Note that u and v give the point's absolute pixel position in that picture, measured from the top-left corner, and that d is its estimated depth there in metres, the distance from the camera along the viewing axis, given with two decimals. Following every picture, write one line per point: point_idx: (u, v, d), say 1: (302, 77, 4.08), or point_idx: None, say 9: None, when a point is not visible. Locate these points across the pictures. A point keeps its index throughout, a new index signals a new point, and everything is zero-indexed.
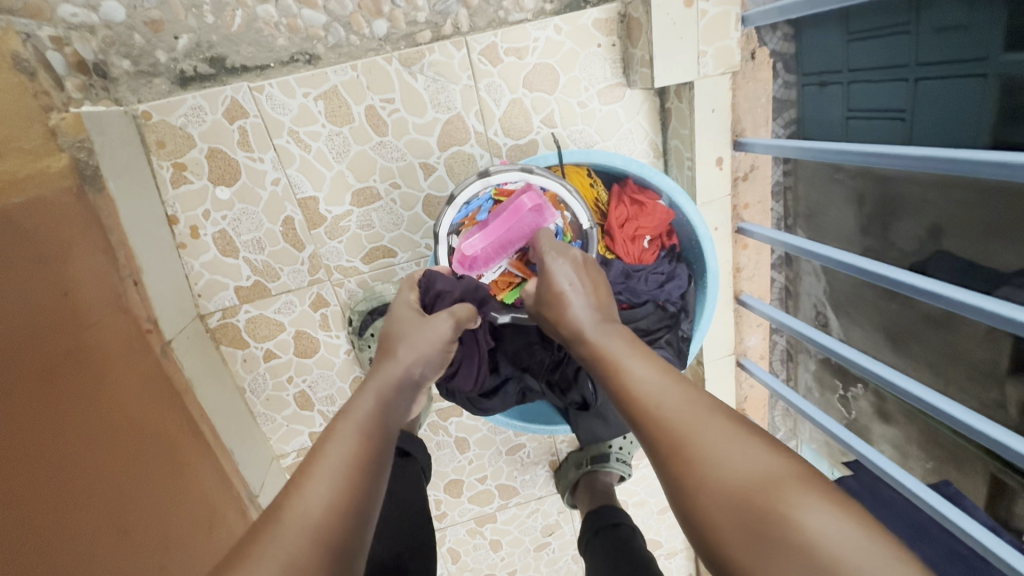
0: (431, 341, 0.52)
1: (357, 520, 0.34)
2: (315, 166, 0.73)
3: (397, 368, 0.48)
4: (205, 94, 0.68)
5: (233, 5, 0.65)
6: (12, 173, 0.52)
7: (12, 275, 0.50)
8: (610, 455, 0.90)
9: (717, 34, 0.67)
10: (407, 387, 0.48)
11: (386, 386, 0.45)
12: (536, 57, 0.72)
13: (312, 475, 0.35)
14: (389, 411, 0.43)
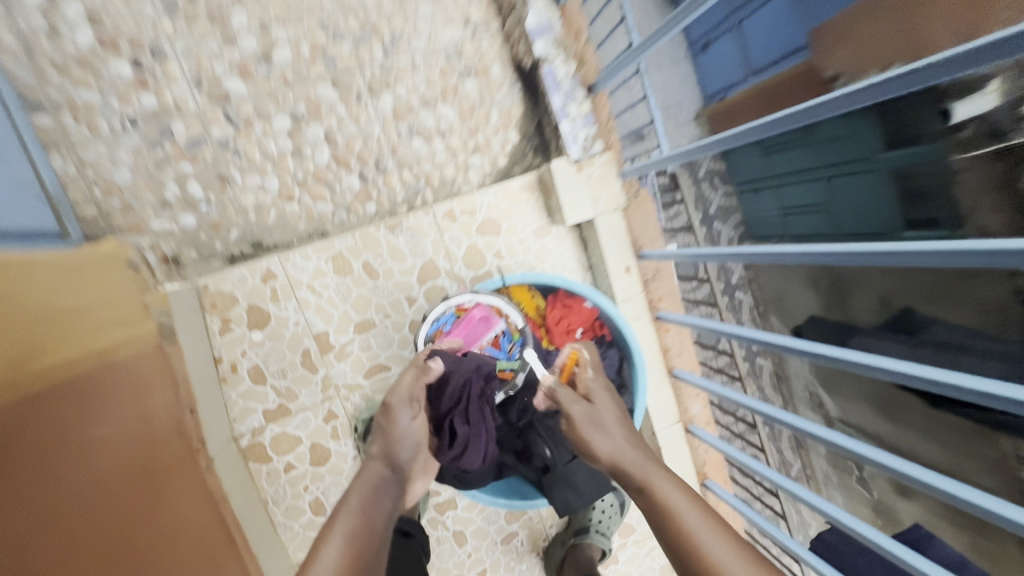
0: (403, 438, 0.75)
1: None
2: (326, 308, 0.97)
3: (377, 470, 0.71)
4: (248, 267, 0.93)
5: (269, 206, 0.94)
6: (121, 335, 0.76)
7: (112, 408, 0.69)
8: (590, 527, 1.04)
9: (604, 186, 0.97)
10: (384, 485, 0.70)
11: (366, 489, 0.67)
12: (483, 213, 1.01)
13: (311, 570, 0.55)
14: (370, 506, 0.65)
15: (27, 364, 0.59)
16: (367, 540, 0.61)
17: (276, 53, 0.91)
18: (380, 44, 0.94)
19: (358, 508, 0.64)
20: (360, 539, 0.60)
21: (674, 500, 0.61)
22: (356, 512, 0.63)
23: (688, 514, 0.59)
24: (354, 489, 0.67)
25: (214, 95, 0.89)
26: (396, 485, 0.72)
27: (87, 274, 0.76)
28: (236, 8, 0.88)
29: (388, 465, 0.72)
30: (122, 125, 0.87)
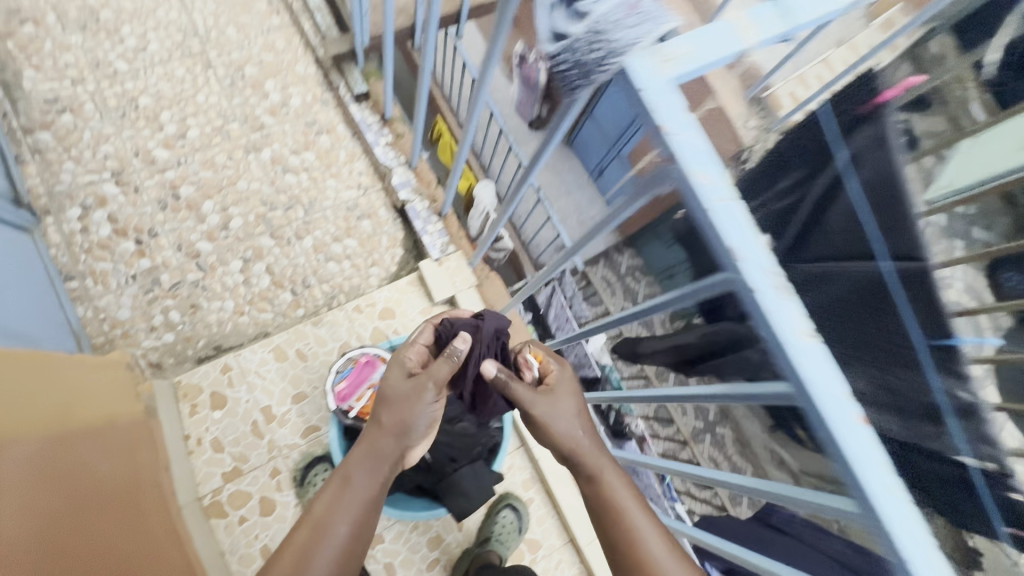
0: (408, 407, 0.87)
1: (334, 519, 0.77)
2: (269, 387, 1.32)
3: (383, 435, 0.86)
4: (211, 363, 1.30)
5: (227, 319, 1.35)
6: (130, 406, 1.12)
7: (118, 449, 1.02)
8: (491, 536, 1.34)
9: (460, 273, 1.43)
10: (386, 452, 0.85)
11: (369, 456, 0.84)
12: (381, 303, 1.43)
13: (311, 511, 0.78)
14: (368, 468, 0.83)
15: (69, 413, 0.95)
16: (362, 501, 0.80)
17: (232, 222, 1.40)
18: (301, 208, 1.45)
19: (349, 473, 0.82)
20: (355, 505, 0.79)
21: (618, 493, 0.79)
22: (353, 481, 0.82)
23: (628, 501, 0.78)
24: (355, 456, 0.84)
25: (190, 253, 1.36)
26: (397, 446, 0.87)
27: (114, 366, 1.15)
28: (206, 200, 1.40)
29: (379, 433, 0.86)
30: (126, 280, 1.31)
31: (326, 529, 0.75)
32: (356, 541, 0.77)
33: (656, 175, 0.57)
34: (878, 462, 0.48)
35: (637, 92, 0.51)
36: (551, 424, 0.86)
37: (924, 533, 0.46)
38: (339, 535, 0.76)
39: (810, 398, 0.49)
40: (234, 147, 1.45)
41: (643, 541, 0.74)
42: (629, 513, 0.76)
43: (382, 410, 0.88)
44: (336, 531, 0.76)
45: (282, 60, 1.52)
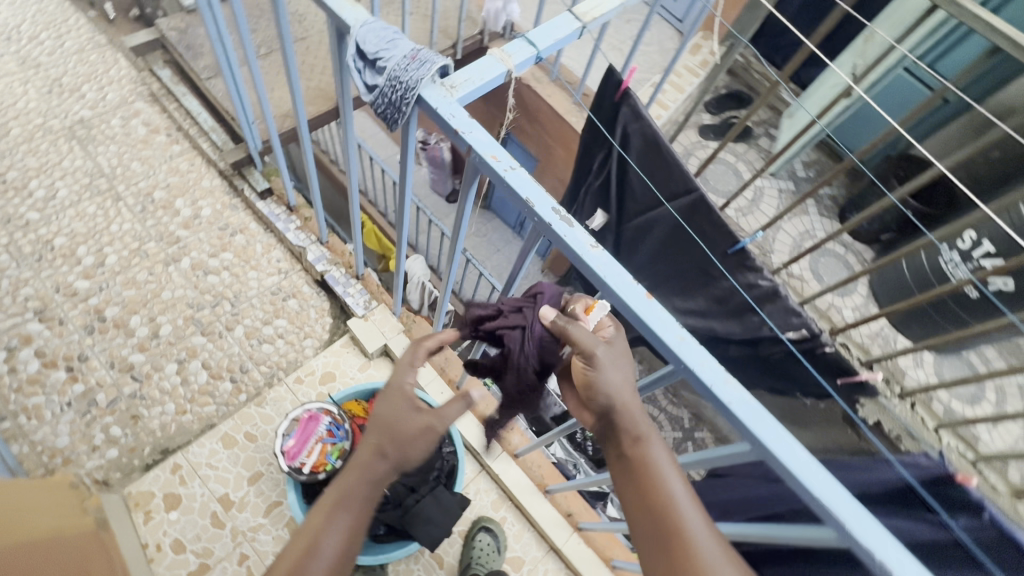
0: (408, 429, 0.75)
1: (321, 544, 0.70)
2: (223, 475, 1.36)
3: (381, 448, 0.74)
4: (161, 467, 1.34)
5: (170, 420, 1.39)
6: (78, 520, 1.11)
7: (70, 559, 0.99)
8: (472, 561, 1.35)
9: (388, 324, 1.57)
10: (383, 470, 0.74)
11: (360, 475, 0.74)
12: (320, 370, 1.53)
13: (298, 538, 0.71)
14: (363, 492, 0.74)
15: (17, 523, 0.94)
16: (352, 528, 0.73)
17: (162, 330, 1.48)
18: (228, 302, 1.56)
19: (349, 496, 0.73)
20: (345, 534, 0.72)
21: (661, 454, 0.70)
22: (352, 509, 0.73)
23: (670, 465, 0.69)
24: (355, 475, 0.74)
25: (123, 368, 1.41)
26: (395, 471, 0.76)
27: (53, 487, 1.14)
28: (133, 316, 1.47)
29: (377, 455, 0.74)
30: (61, 408, 1.34)
31: (319, 548, 0.70)
32: (341, 563, 0.71)
33: (468, 172, 0.76)
34: (667, 320, 0.64)
35: (435, 111, 0.70)
36: (611, 373, 0.70)
37: (711, 359, 0.63)
38: (328, 558, 0.70)
39: (612, 291, 0.65)
40: (154, 263, 1.55)
41: (680, 509, 0.65)
42: (668, 476, 0.68)
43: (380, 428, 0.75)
44: (326, 552, 0.70)
45: (188, 179, 1.68)
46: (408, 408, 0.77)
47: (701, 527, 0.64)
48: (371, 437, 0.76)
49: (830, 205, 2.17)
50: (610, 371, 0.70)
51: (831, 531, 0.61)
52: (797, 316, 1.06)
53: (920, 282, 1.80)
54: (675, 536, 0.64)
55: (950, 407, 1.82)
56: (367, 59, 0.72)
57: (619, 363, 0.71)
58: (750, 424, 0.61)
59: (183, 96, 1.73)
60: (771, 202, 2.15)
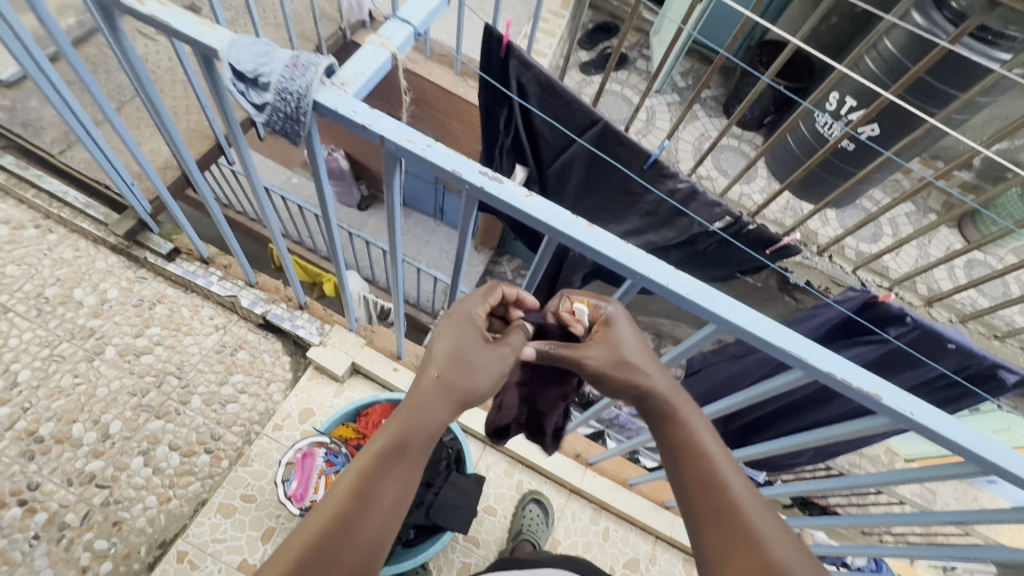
0: (471, 353, 0.73)
1: (379, 487, 0.64)
2: (234, 544, 1.32)
3: (434, 378, 0.71)
4: (165, 560, 1.28)
5: (159, 512, 1.32)
6: None
7: None
8: (524, 526, 1.40)
9: (348, 341, 1.54)
10: (441, 402, 0.70)
11: (417, 410, 0.69)
12: (296, 409, 1.50)
13: (351, 478, 0.64)
14: (420, 430, 0.68)
15: None
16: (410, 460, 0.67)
17: (112, 429, 1.37)
18: (173, 376, 1.47)
19: (411, 427, 0.68)
20: (401, 477, 0.66)
21: (699, 431, 0.73)
22: (407, 453, 0.67)
23: (726, 461, 0.70)
24: (420, 403, 0.69)
25: (84, 480, 1.31)
26: (457, 407, 0.72)
27: None
28: (74, 425, 1.36)
29: (444, 389, 0.71)
30: (30, 543, 1.23)
31: (380, 483, 0.64)
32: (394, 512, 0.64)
33: (386, 161, 0.76)
34: (612, 241, 0.69)
35: (334, 112, 0.69)
36: (619, 373, 0.75)
37: (660, 263, 0.69)
38: (387, 498, 0.64)
39: (557, 231, 0.69)
40: (75, 363, 1.43)
41: (741, 498, 0.66)
42: (721, 465, 0.69)
43: (447, 359, 0.72)
44: (382, 500, 0.64)
45: (79, 266, 1.53)
46: (476, 347, 0.74)
47: (762, 514, 0.64)
48: (436, 368, 0.71)
49: (714, 104, 2.34)
50: (617, 371, 0.75)
51: (799, 371, 0.70)
52: (718, 206, 1.18)
53: (807, 150, 2.00)
54: (737, 524, 0.64)
55: (860, 249, 2.08)
56: (246, 79, 0.69)
57: (624, 365, 0.75)
58: (712, 306, 0.68)
59: (39, 179, 1.57)
60: (664, 118, 2.27)
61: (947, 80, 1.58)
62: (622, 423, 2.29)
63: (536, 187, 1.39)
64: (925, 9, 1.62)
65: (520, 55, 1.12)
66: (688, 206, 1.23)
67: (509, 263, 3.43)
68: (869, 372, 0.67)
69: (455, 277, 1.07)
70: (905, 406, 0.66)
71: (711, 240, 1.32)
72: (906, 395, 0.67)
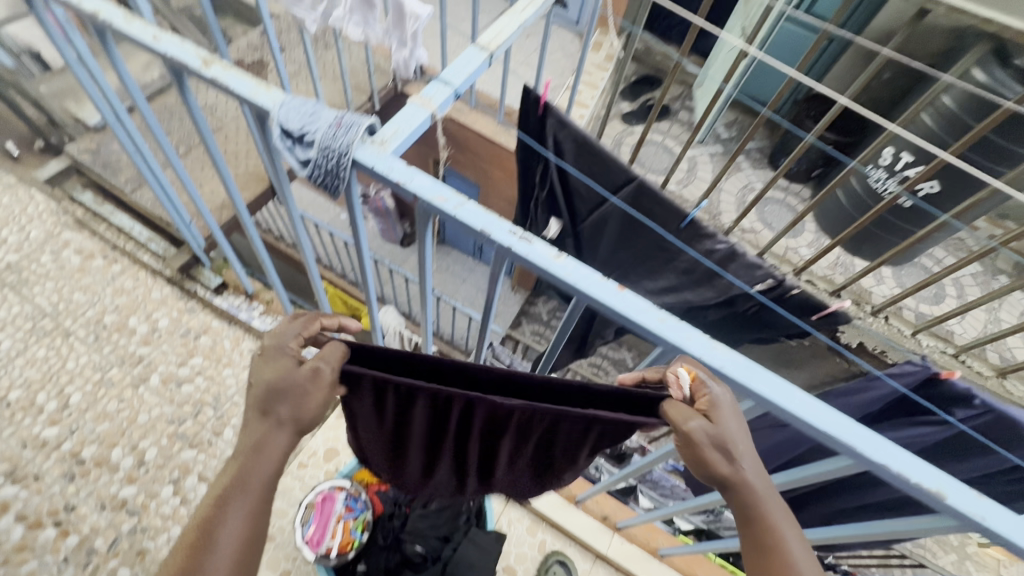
0: (286, 369, 0.69)
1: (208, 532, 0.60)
2: None
3: (264, 419, 0.67)
4: None
5: None
6: None
7: None
8: None
9: None
10: (273, 433, 0.67)
11: (248, 454, 0.66)
12: (322, 447, 1.48)
13: (183, 540, 0.61)
14: (253, 468, 0.65)
15: None
16: (251, 514, 0.63)
17: (147, 455, 1.42)
18: (209, 407, 1.51)
19: (244, 482, 0.64)
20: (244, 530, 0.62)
21: (780, 523, 0.63)
22: (248, 491, 0.63)
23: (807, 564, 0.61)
24: (249, 453, 0.66)
25: (116, 506, 1.34)
26: (295, 435, 0.68)
27: None
28: (113, 449, 1.41)
29: (272, 421, 0.67)
30: (59, 567, 1.26)
31: (214, 543, 0.60)
32: (246, 542, 0.62)
33: (420, 216, 0.77)
34: (644, 306, 0.66)
35: (373, 170, 0.72)
36: (718, 453, 0.64)
37: (694, 332, 0.66)
38: (230, 537, 0.61)
39: (585, 294, 0.67)
40: (122, 389, 1.50)
41: None
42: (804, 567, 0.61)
43: (271, 393, 0.68)
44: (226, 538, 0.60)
45: (136, 296, 1.64)
46: (285, 364, 0.70)
47: None
48: (259, 408, 0.68)
49: (759, 155, 2.32)
50: (711, 456, 0.63)
51: (848, 460, 0.64)
52: (760, 269, 1.13)
53: (861, 205, 1.92)
54: None
55: (919, 310, 1.94)
56: (293, 136, 0.73)
57: (719, 448, 0.64)
58: (748, 381, 0.64)
59: (111, 215, 1.71)
60: (706, 169, 2.25)
61: (1017, 139, 1.48)
62: (657, 481, 2.18)
63: (570, 238, 1.39)
64: (987, 65, 1.54)
65: (557, 114, 1.15)
66: (727, 267, 1.18)
67: (545, 305, 3.24)
68: (932, 468, 0.60)
69: (483, 323, 1.06)
70: (975, 509, 0.58)
71: (752, 302, 1.26)
72: (977, 496, 0.59)
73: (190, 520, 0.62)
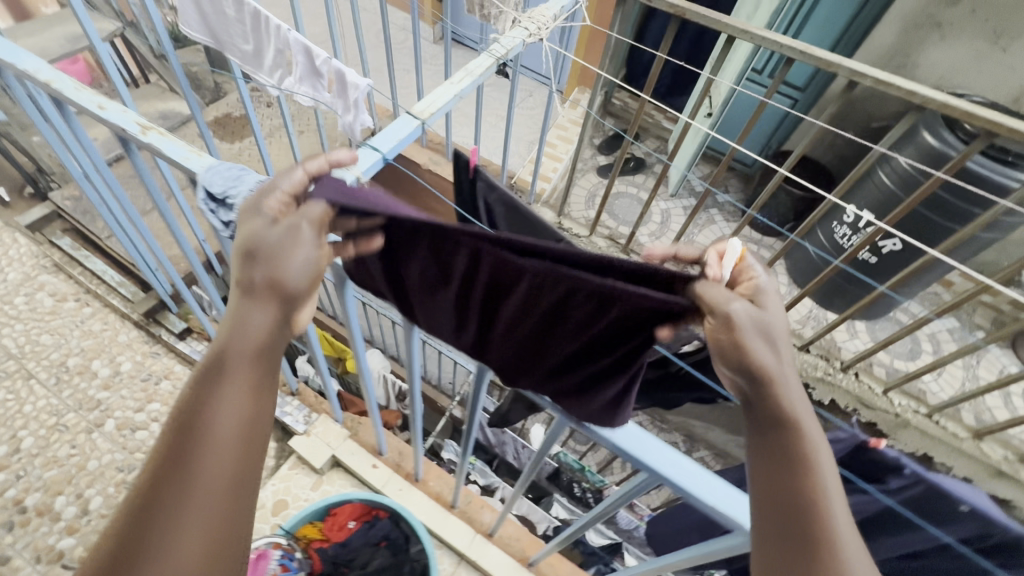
0: (267, 232, 0.63)
1: (192, 415, 0.56)
2: None
3: (249, 293, 0.63)
4: None
5: None
6: None
7: None
8: None
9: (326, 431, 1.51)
10: (258, 306, 0.62)
11: (233, 329, 0.61)
12: (270, 499, 1.44)
13: (170, 421, 0.57)
14: (234, 343, 0.60)
15: None
16: (248, 393, 0.59)
17: (91, 504, 1.39)
18: None
19: (228, 355, 0.60)
20: (241, 410, 0.58)
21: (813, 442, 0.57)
22: (231, 366, 0.59)
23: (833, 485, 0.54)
24: (234, 331, 0.61)
25: (52, 558, 1.31)
26: (280, 305, 0.63)
27: None
28: (58, 497, 1.39)
29: (254, 293, 0.62)
30: None
31: (201, 417, 0.56)
32: (239, 420, 0.57)
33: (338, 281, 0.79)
34: None
35: None
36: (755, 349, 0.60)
37: None
38: (217, 415, 0.56)
39: None
40: (75, 434, 1.49)
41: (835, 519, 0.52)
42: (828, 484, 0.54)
43: (257, 265, 0.63)
44: (212, 416, 0.56)
45: (103, 339, 1.66)
46: (264, 228, 0.64)
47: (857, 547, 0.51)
48: (241, 281, 0.63)
49: (732, 209, 2.35)
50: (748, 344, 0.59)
51: (738, 536, 0.63)
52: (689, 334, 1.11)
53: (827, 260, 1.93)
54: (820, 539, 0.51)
55: (894, 366, 1.90)
56: (217, 199, 0.76)
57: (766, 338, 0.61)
58: (638, 451, 0.65)
59: (87, 260, 1.76)
60: (678, 221, 2.27)
61: (968, 199, 1.50)
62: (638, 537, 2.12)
63: None
64: (937, 129, 1.57)
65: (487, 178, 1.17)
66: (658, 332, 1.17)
67: None
68: None
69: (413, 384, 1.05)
70: None
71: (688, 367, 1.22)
72: None
73: (178, 400, 0.59)
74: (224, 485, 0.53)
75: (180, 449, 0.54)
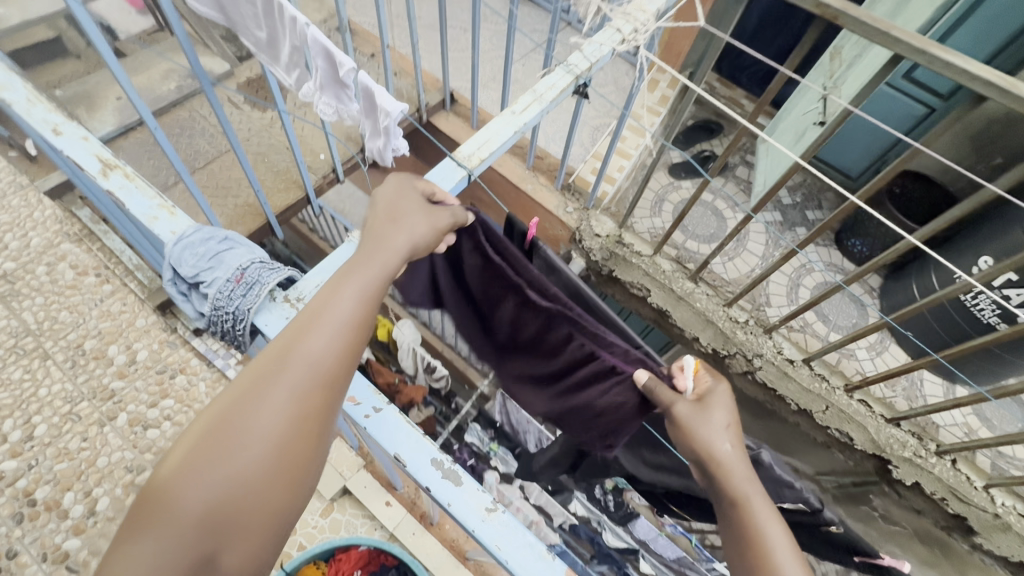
0: (411, 203, 0.78)
1: (335, 301, 0.66)
2: None
3: (392, 231, 0.74)
4: None
5: None
6: None
7: None
8: None
9: (341, 456, 1.39)
10: (398, 239, 0.73)
11: (371, 245, 0.72)
12: None
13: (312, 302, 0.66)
14: (373, 257, 0.71)
15: None
16: (369, 301, 0.68)
17: (99, 505, 1.34)
18: None
19: (363, 263, 0.70)
20: (365, 303, 0.67)
21: (752, 498, 0.67)
22: (364, 274, 0.69)
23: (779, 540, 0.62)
24: (368, 254, 0.71)
25: (57, 559, 1.28)
26: (408, 246, 0.74)
27: None
28: (67, 493, 1.34)
29: (389, 230, 0.74)
30: None
31: (337, 302, 0.66)
32: (364, 314, 0.67)
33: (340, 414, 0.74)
34: None
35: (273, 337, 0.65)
36: (697, 435, 0.74)
37: None
38: (352, 305, 0.66)
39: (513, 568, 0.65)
40: (87, 426, 1.43)
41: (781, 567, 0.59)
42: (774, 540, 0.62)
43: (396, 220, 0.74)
44: (347, 306, 0.66)
45: (120, 322, 1.56)
46: (403, 200, 0.77)
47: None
48: (382, 219, 0.75)
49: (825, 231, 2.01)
50: (686, 431, 0.75)
51: None
52: (788, 488, 0.92)
53: (949, 328, 1.52)
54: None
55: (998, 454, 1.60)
56: (189, 281, 0.65)
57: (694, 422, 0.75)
58: None
59: (105, 235, 1.66)
60: (758, 241, 1.94)
61: None
62: None
63: None
64: None
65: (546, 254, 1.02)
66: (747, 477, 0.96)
67: None
68: None
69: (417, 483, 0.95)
70: None
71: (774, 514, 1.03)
72: None
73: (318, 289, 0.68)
74: (339, 357, 0.63)
75: (322, 322, 0.64)
